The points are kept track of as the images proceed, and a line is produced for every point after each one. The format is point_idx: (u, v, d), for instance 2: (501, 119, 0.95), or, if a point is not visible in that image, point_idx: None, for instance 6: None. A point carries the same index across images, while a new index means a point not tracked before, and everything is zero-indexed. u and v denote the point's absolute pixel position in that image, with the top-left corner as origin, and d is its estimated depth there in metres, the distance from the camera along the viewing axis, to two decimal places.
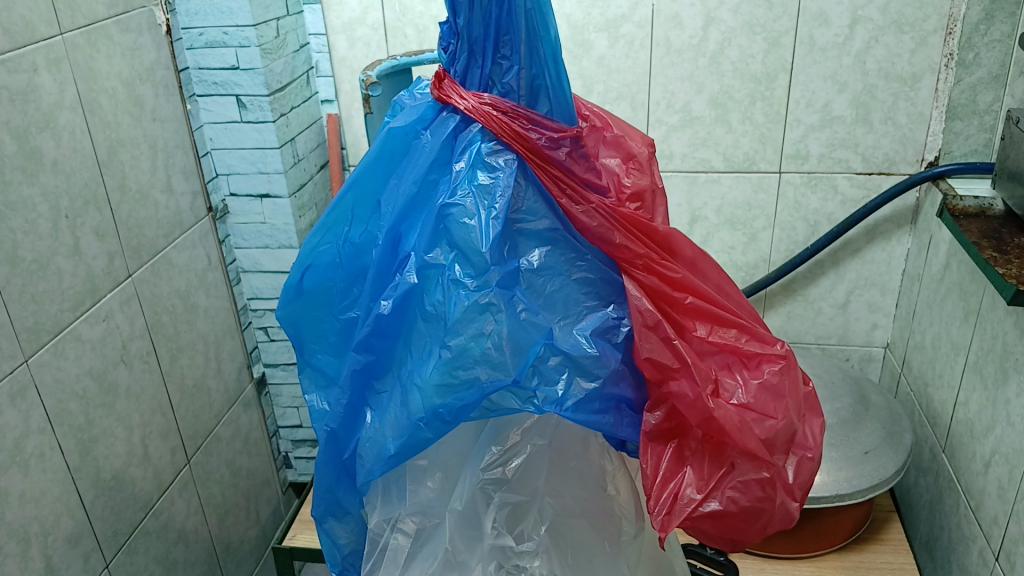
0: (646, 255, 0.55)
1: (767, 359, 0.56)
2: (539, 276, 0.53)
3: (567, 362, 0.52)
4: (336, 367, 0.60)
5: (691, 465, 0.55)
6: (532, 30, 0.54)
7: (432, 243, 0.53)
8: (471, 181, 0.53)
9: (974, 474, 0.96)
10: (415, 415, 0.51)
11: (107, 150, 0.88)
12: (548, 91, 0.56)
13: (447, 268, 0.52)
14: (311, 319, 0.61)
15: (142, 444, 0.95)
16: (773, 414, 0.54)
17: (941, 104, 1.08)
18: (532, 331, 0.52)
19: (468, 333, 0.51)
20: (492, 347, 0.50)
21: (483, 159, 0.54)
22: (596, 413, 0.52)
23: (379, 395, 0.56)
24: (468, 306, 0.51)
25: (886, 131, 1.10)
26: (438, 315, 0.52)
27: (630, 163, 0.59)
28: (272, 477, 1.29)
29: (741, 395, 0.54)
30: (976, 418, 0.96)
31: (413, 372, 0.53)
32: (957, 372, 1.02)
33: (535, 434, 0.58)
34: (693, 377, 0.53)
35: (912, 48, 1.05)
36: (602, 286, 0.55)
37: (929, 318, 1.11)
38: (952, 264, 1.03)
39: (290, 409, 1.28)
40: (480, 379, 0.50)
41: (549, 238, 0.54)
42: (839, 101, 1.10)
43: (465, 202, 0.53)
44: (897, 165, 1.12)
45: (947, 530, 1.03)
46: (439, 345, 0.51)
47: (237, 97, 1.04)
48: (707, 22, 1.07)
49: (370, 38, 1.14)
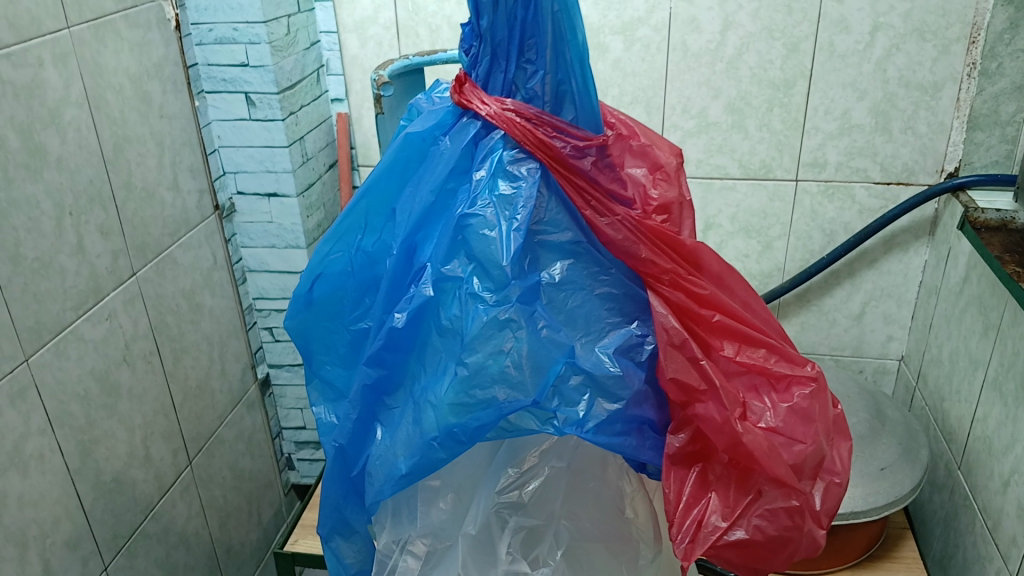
0: (673, 270, 0.53)
1: (797, 382, 0.54)
2: (561, 291, 0.51)
3: (588, 382, 0.50)
4: (346, 380, 0.58)
5: (716, 491, 0.53)
6: (558, 34, 0.52)
7: (450, 255, 0.51)
8: (491, 191, 0.51)
9: (992, 493, 0.94)
10: (428, 434, 0.50)
11: (112, 147, 0.86)
12: (574, 98, 0.54)
13: (464, 282, 0.50)
14: (320, 329, 0.59)
15: (143, 446, 0.93)
16: (802, 439, 0.52)
17: (962, 114, 1.06)
18: (553, 349, 0.50)
19: (486, 350, 0.49)
20: (512, 365, 0.48)
21: (505, 167, 0.52)
22: (617, 435, 0.50)
23: (390, 411, 0.54)
24: (486, 322, 0.49)
25: (906, 140, 1.08)
26: (455, 330, 0.50)
27: (657, 173, 0.57)
28: (274, 480, 1.27)
29: (770, 419, 0.52)
30: (994, 435, 0.94)
31: (428, 389, 0.51)
32: (975, 387, 1.00)
33: (553, 455, 0.56)
34: (720, 400, 0.51)
35: (933, 57, 1.03)
36: (625, 302, 0.53)
37: (946, 331, 1.09)
38: (972, 277, 1.01)
39: (293, 411, 1.26)
40: (498, 399, 0.48)
41: (571, 250, 0.52)
42: (858, 109, 1.07)
43: (485, 212, 0.51)
44: (917, 175, 1.10)
45: (963, 548, 1.01)
46: (456, 361, 0.50)
47: (245, 95, 1.03)
48: (725, 27, 1.05)
49: (382, 38, 1.12)
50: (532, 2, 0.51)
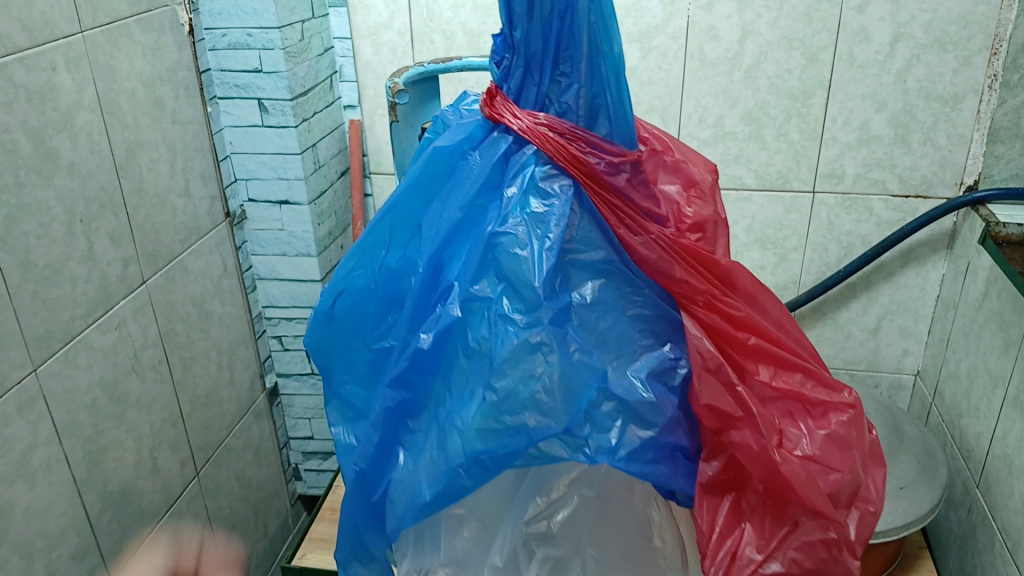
0: (708, 290, 0.52)
1: (834, 409, 0.53)
2: (592, 311, 0.50)
3: (620, 408, 0.48)
4: (365, 400, 0.56)
5: (751, 521, 0.51)
6: (594, 46, 0.51)
7: (479, 274, 0.50)
8: (523, 208, 0.51)
9: (1013, 512, 0.93)
10: (454, 460, 0.48)
11: (123, 152, 0.85)
12: (609, 111, 0.53)
13: (494, 302, 0.49)
14: (341, 346, 0.58)
15: (151, 456, 0.92)
16: (839, 468, 0.51)
17: (982, 126, 1.04)
18: (585, 373, 0.48)
19: (516, 374, 0.47)
20: (542, 390, 0.47)
21: (537, 184, 0.51)
22: (649, 463, 0.48)
23: (412, 434, 0.52)
24: (516, 345, 0.48)
25: (925, 152, 1.07)
26: (482, 352, 0.49)
27: (691, 190, 0.56)
28: (281, 490, 1.26)
29: (806, 446, 0.52)
30: (1015, 454, 0.93)
31: (453, 413, 0.49)
32: (994, 405, 0.98)
33: (582, 483, 0.55)
34: (756, 427, 0.50)
35: (955, 68, 1.02)
36: (658, 323, 0.51)
37: (964, 347, 1.07)
38: (992, 292, 1.00)
39: (300, 420, 1.25)
40: (528, 425, 0.47)
41: (603, 269, 0.51)
42: (877, 121, 1.06)
43: (517, 230, 0.50)
44: (935, 188, 1.09)
45: (981, 567, 0.99)
46: (484, 385, 0.48)
47: (258, 101, 1.02)
48: (743, 36, 1.04)
49: (396, 44, 1.11)
50: (568, 13, 0.50)
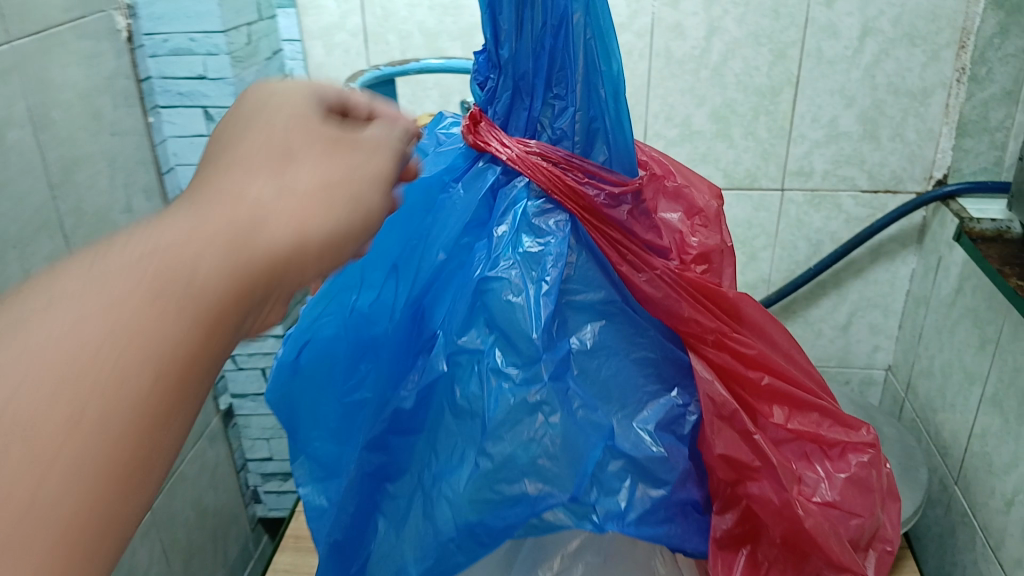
0: (718, 328, 0.49)
1: (853, 448, 0.52)
2: (593, 358, 0.47)
3: (630, 466, 0.45)
4: (335, 457, 0.54)
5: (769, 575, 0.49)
6: (590, 64, 0.48)
7: (467, 324, 0.47)
8: (515, 248, 0.48)
9: (993, 511, 0.92)
10: (444, 535, 0.44)
11: (60, 170, 0.79)
12: (608, 136, 0.50)
13: (485, 355, 0.46)
14: (309, 399, 0.55)
15: None
16: (861, 512, 0.51)
17: (950, 120, 1.03)
18: (590, 432, 0.45)
19: (512, 438, 0.44)
20: (543, 455, 0.44)
21: (530, 220, 0.49)
22: (660, 524, 0.45)
23: (394, 501, 0.48)
24: (513, 405, 0.44)
25: (894, 148, 1.06)
26: (471, 411, 0.45)
27: (695, 218, 0.53)
28: (239, 514, 1.22)
29: (826, 492, 0.50)
30: (994, 453, 0.91)
31: (439, 478, 0.46)
32: (971, 402, 0.97)
33: (588, 551, 0.51)
34: (775, 478, 0.47)
35: (923, 62, 1.00)
36: (662, 366, 0.49)
37: (937, 343, 1.06)
38: (966, 288, 0.98)
39: (258, 441, 1.21)
40: (528, 494, 0.43)
41: (603, 311, 0.48)
42: (846, 117, 1.04)
43: (510, 275, 0.47)
44: (905, 183, 1.08)
45: (961, 566, 0.98)
46: (476, 449, 0.45)
47: (204, 109, 0.96)
48: (710, 32, 1.01)
49: (349, 45, 1.06)
50: (562, 30, 0.48)
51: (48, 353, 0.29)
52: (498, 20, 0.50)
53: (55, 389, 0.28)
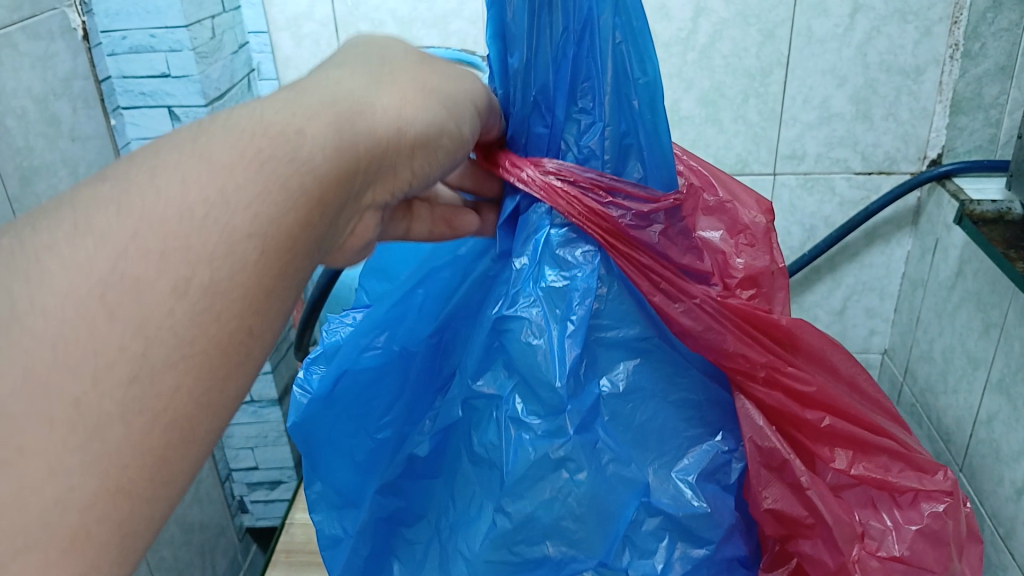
0: (769, 364, 0.47)
1: (927, 496, 0.49)
2: (627, 402, 0.46)
3: (668, 525, 0.45)
4: (356, 488, 0.53)
5: None
6: (620, 72, 0.44)
7: (483, 366, 0.47)
8: (537, 284, 0.45)
9: (1003, 500, 0.89)
10: None
11: (19, 182, 0.74)
12: (642, 151, 0.46)
13: (505, 403, 0.45)
14: (337, 429, 0.54)
15: None
16: (932, 567, 0.48)
17: (944, 98, 1.00)
18: (622, 490, 0.45)
19: (537, 497, 0.44)
20: (567, 517, 0.44)
21: (554, 252, 0.46)
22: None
23: (411, 544, 0.51)
24: (535, 461, 0.44)
25: (887, 128, 1.03)
26: (488, 460, 0.46)
27: (740, 236, 0.50)
28: (226, 526, 1.18)
29: (894, 546, 0.48)
30: (1002, 439, 0.89)
31: (463, 534, 0.47)
32: (976, 388, 0.95)
33: None
34: (828, 539, 0.46)
35: (916, 39, 0.97)
36: (708, 408, 0.48)
37: (936, 327, 1.03)
38: (967, 271, 0.96)
39: (242, 451, 1.18)
40: (550, 555, 0.45)
41: (638, 347, 0.47)
42: (838, 97, 1.01)
43: (532, 315, 0.45)
44: (899, 163, 1.05)
45: None
46: (494, 505, 0.45)
47: (168, 109, 0.91)
48: (696, 13, 0.98)
49: (320, 36, 1.00)
50: (585, 36, 0.44)
51: (75, 282, 0.28)
52: (508, 23, 0.46)
53: (83, 328, 0.28)
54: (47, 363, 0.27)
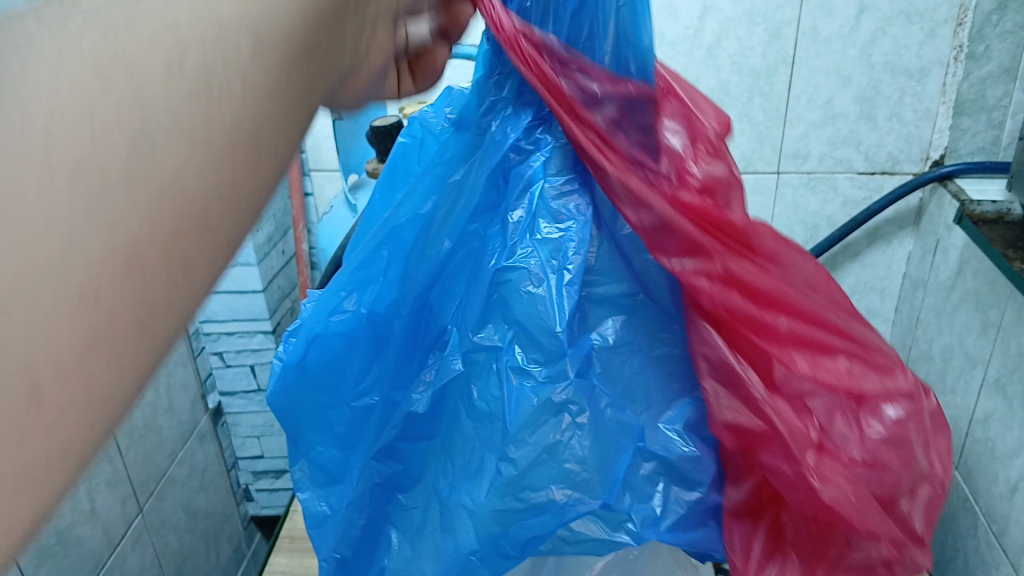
0: (721, 253, 0.42)
1: (891, 394, 0.42)
2: (617, 355, 0.44)
3: (662, 469, 0.43)
4: (340, 463, 0.52)
5: (791, 548, 0.44)
6: (621, 35, 0.45)
7: (482, 320, 0.44)
8: (531, 235, 0.44)
9: (997, 497, 0.91)
10: (463, 547, 0.43)
11: None
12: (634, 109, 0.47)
13: (505, 352, 0.43)
14: (309, 406, 0.52)
15: (87, 498, 0.86)
16: (896, 466, 0.41)
17: (947, 99, 1.01)
18: (619, 433, 0.43)
19: (536, 441, 0.42)
20: (571, 459, 0.41)
21: (549, 205, 0.45)
22: (695, 528, 0.44)
23: (407, 511, 0.48)
24: (539, 406, 0.42)
25: (890, 128, 1.04)
26: (490, 413, 0.43)
27: (698, 144, 0.46)
28: (231, 513, 1.20)
29: (857, 450, 0.41)
30: (998, 438, 0.90)
31: (461, 486, 0.44)
32: (973, 385, 0.96)
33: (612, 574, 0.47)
34: (785, 448, 0.41)
35: (920, 40, 0.98)
36: (688, 363, 0.45)
37: (936, 326, 1.04)
38: (966, 271, 0.97)
39: (249, 439, 1.20)
40: (557, 501, 0.41)
41: (626, 305, 0.45)
42: (842, 97, 1.02)
43: (530, 264, 0.43)
44: (901, 164, 1.06)
45: (964, 552, 0.98)
46: (496, 456, 0.42)
47: None
48: (703, 12, 0.99)
49: None
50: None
51: (69, 52, 0.27)
52: None
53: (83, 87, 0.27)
54: (44, 129, 0.25)
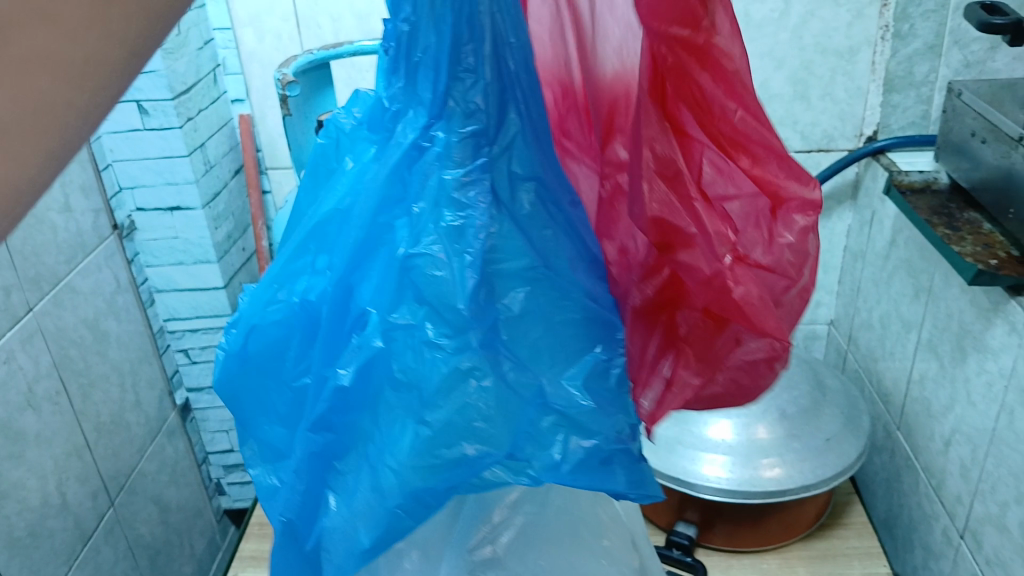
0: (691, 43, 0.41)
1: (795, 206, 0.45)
2: (523, 323, 0.40)
3: (562, 422, 0.39)
4: (286, 441, 0.45)
5: (686, 341, 0.44)
6: (500, 36, 0.41)
7: (396, 301, 0.40)
8: (436, 223, 0.40)
9: (933, 453, 0.96)
10: (390, 501, 0.38)
11: None
12: (518, 102, 0.42)
13: (418, 329, 0.39)
14: (257, 387, 0.47)
15: (58, 492, 0.89)
16: (790, 276, 0.45)
17: (877, 78, 1.06)
18: (521, 395, 0.39)
19: (451, 405, 0.38)
20: (478, 418, 0.38)
21: (450, 194, 0.41)
22: (599, 474, 0.39)
23: (341, 476, 0.41)
24: (447, 374, 0.38)
25: (824, 107, 1.08)
26: (408, 385, 0.39)
27: None
28: (203, 508, 1.23)
29: (761, 256, 0.44)
30: (932, 396, 0.95)
31: (383, 450, 0.39)
32: (909, 349, 1.01)
33: (527, 501, 0.45)
34: (708, 246, 0.42)
35: (848, 22, 1.02)
36: (591, 325, 0.42)
37: (874, 295, 1.09)
38: (899, 240, 1.02)
39: (218, 435, 1.23)
40: (468, 456, 0.37)
41: (530, 277, 0.41)
42: (776, 79, 1.07)
43: (433, 249, 0.40)
44: (837, 141, 1.11)
45: (907, 508, 1.03)
46: (414, 420, 0.38)
47: (137, 102, 0.96)
48: None
49: (281, 31, 1.04)
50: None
51: None
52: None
53: None
54: None
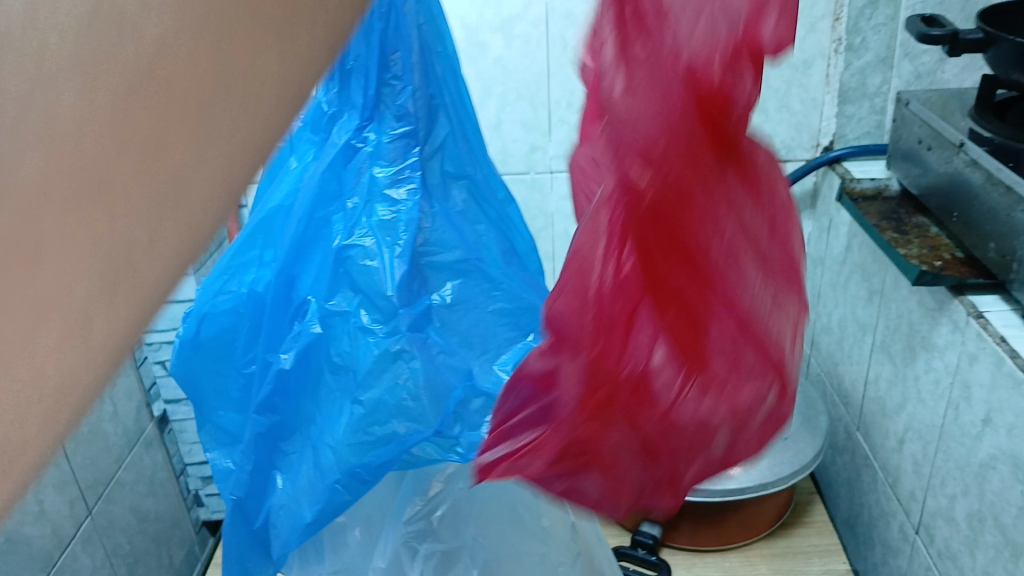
0: None
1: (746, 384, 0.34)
2: (453, 311, 0.52)
3: (491, 403, 0.48)
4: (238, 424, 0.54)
5: None
6: (427, 46, 0.52)
7: (332, 289, 0.50)
8: (370, 218, 0.51)
9: (889, 451, 0.99)
10: (330, 477, 0.47)
11: None
12: (446, 109, 0.54)
13: (352, 315, 0.49)
14: (211, 374, 0.55)
15: (36, 499, 0.91)
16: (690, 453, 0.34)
17: (831, 89, 1.10)
18: (449, 374, 0.48)
19: (381, 384, 0.47)
20: (407, 396, 0.47)
21: (383, 191, 0.52)
22: None
23: (287, 456, 0.51)
24: (378, 356, 0.48)
25: (781, 118, 1.12)
26: (345, 367, 0.48)
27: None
28: (181, 518, 1.24)
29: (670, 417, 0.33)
30: (887, 395, 0.99)
31: (324, 431, 0.48)
32: (865, 350, 1.04)
33: (459, 479, 0.56)
34: None
35: (802, 35, 1.06)
36: (520, 315, 0.53)
37: (833, 300, 1.12)
38: (854, 246, 1.05)
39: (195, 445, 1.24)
40: (398, 434, 0.46)
41: (460, 269, 0.53)
42: None
43: (365, 242, 0.50)
44: (794, 151, 1.14)
45: (866, 506, 1.05)
46: (350, 400, 0.48)
47: None
48: None
49: None
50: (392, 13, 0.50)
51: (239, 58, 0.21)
52: None
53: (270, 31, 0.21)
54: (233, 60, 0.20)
